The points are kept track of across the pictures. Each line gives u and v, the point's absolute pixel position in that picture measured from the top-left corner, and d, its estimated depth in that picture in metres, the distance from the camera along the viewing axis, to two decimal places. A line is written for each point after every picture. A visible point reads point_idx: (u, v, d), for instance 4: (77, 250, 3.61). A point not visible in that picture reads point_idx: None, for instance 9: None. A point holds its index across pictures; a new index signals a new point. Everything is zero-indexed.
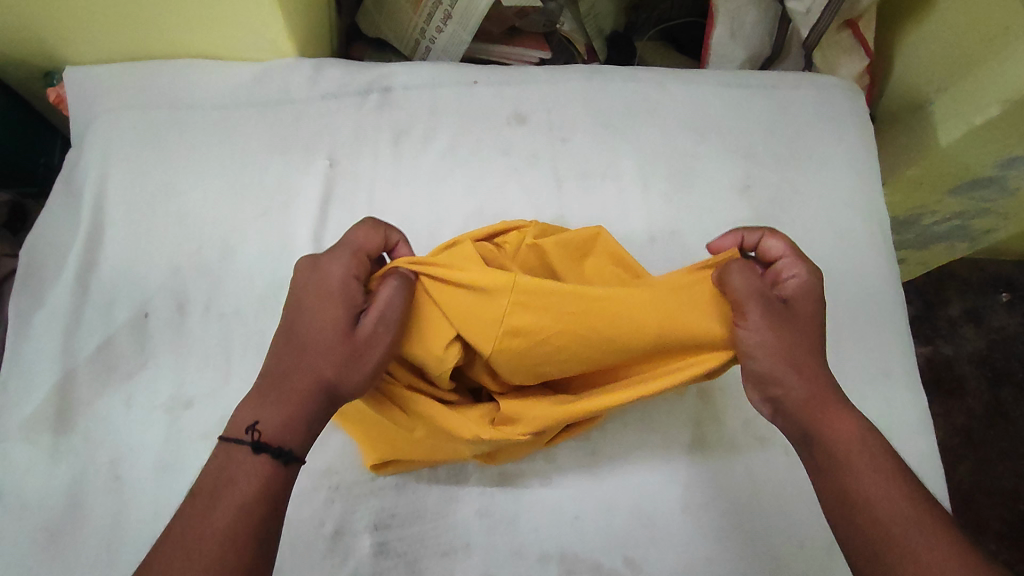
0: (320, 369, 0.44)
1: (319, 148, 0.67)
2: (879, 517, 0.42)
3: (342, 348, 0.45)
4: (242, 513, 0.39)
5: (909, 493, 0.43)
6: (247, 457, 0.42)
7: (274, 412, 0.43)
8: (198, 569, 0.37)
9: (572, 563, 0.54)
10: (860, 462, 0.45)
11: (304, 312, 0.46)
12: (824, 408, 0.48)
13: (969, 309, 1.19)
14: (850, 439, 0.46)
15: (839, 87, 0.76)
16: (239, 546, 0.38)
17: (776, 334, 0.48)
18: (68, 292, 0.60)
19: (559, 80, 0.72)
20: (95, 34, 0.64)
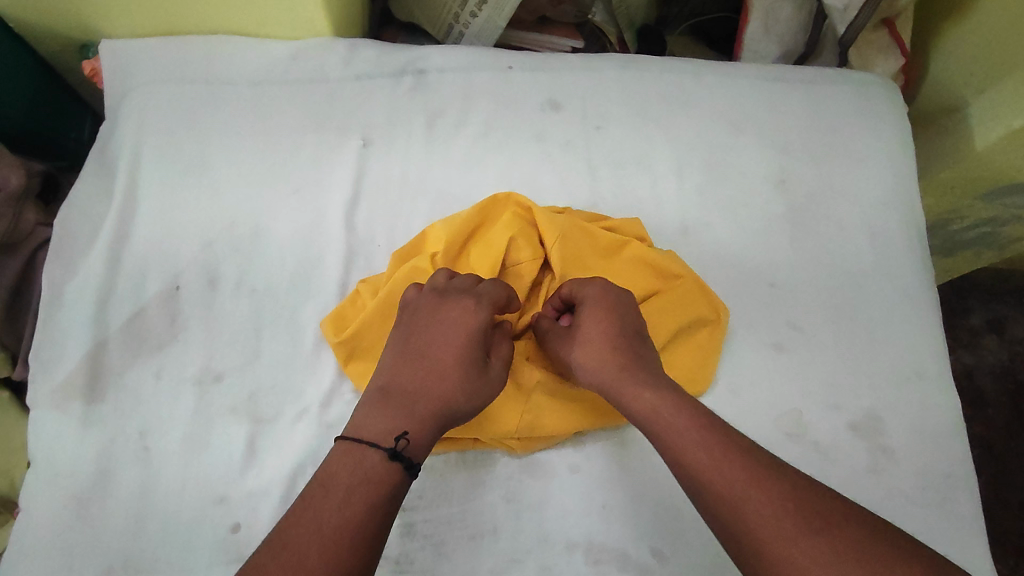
0: (452, 396, 0.48)
1: (353, 127, 0.67)
2: (709, 485, 0.43)
3: (474, 380, 0.49)
4: (373, 508, 0.42)
5: (724, 445, 0.44)
6: (381, 460, 0.44)
7: (412, 425, 0.47)
8: (328, 552, 0.39)
9: (598, 552, 0.53)
10: (674, 433, 0.46)
11: (440, 340, 0.50)
12: (632, 392, 0.49)
13: (992, 319, 1.18)
14: (663, 414, 0.47)
15: (877, 84, 0.75)
16: (365, 546, 0.41)
17: (580, 351, 0.52)
18: (101, 263, 0.60)
19: (594, 68, 0.72)
20: (133, 8, 0.64)
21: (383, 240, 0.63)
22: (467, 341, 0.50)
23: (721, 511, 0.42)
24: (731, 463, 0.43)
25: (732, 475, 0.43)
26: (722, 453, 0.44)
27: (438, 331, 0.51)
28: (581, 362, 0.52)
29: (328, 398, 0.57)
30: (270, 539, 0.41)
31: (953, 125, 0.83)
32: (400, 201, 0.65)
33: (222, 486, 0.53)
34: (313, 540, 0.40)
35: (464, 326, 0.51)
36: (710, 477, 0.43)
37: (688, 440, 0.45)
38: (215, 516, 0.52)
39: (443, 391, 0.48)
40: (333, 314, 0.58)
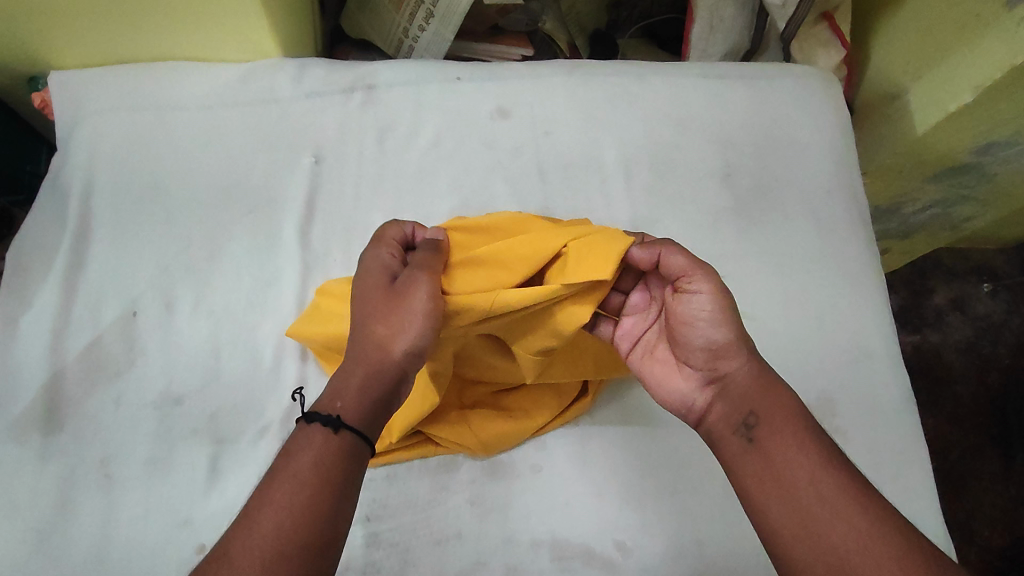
0: (372, 331, 0.47)
1: (305, 145, 0.68)
2: (817, 490, 0.43)
3: (387, 304, 0.48)
4: (297, 484, 0.41)
5: (844, 466, 0.44)
6: (305, 430, 0.44)
7: (330, 384, 0.47)
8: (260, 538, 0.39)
9: (563, 548, 0.54)
10: (801, 436, 0.45)
11: (356, 287, 0.51)
12: (769, 385, 0.48)
13: (954, 297, 1.21)
14: (807, 426, 0.46)
15: (816, 76, 0.77)
16: (306, 517, 0.40)
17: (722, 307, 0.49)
18: (55, 293, 0.60)
19: (541, 75, 0.74)
20: (79, 39, 0.64)
21: (339, 255, 0.64)
22: (377, 277, 0.50)
23: (816, 514, 0.42)
24: (850, 485, 0.43)
25: (850, 495, 0.42)
26: (842, 471, 0.43)
27: (355, 282, 0.51)
28: (720, 314, 0.48)
29: (288, 413, 0.57)
30: (214, 547, 0.40)
31: (896, 112, 0.83)
32: (354, 215, 0.66)
33: (185, 508, 0.53)
34: (253, 532, 0.39)
35: (370, 266, 0.51)
36: (824, 489, 0.42)
37: (812, 444, 0.45)
38: (179, 538, 0.52)
39: (363, 334, 0.48)
40: (294, 321, 0.59)
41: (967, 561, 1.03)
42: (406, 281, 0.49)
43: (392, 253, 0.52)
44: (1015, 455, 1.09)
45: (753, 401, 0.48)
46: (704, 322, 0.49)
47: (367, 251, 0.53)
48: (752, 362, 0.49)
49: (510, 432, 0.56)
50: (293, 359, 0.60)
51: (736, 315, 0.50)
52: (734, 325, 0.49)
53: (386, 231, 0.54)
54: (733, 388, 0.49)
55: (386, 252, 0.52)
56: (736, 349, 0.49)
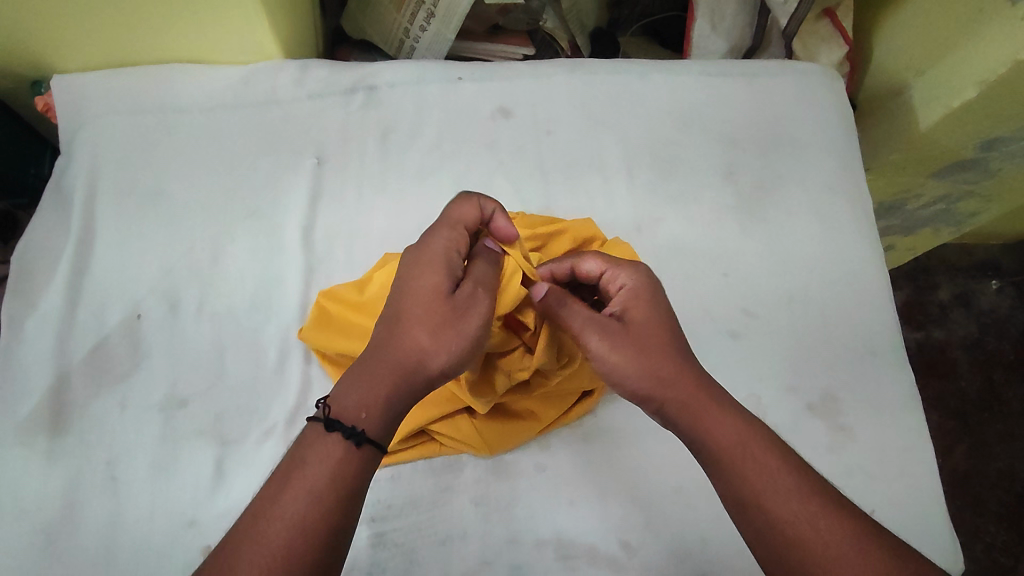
0: (417, 342, 0.46)
1: (307, 146, 0.68)
2: (772, 518, 0.43)
3: (444, 316, 0.47)
4: (313, 502, 0.41)
5: (795, 477, 0.44)
6: (321, 440, 0.43)
7: (355, 386, 0.45)
8: (271, 557, 0.39)
9: (568, 548, 0.54)
10: (749, 462, 0.45)
11: (415, 279, 0.48)
12: (702, 412, 0.47)
13: (958, 294, 1.20)
14: (749, 448, 0.45)
15: (819, 73, 0.77)
16: (316, 534, 0.40)
17: (624, 356, 0.48)
18: (60, 295, 0.60)
19: (542, 75, 0.73)
20: (82, 42, 0.65)
21: (342, 256, 0.64)
22: (439, 277, 0.48)
23: (774, 542, 0.43)
24: (806, 502, 0.43)
25: (806, 512, 0.42)
26: (794, 488, 0.43)
27: (410, 266, 0.49)
28: (625, 364, 0.48)
29: (293, 414, 0.58)
30: (218, 546, 0.40)
31: (899, 108, 0.83)
32: (357, 216, 0.66)
33: (191, 510, 0.54)
34: (260, 542, 0.39)
35: (436, 262, 0.49)
36: (782, 516, 0.43)
37: (757, 469, 0.44)
38: (186, 540, 0.53)
39: (407, 340, 0.46)
40: (307, 323, 0.59)
41: (973, 557, 1.02)
42: (464, 298, 0.47)
43: (459, 246, 0.50)
44: (1020, 451, 1.09)
45: (692, 434, 0.47)
46: (614, 379, 0.49)
47: (433, 235, 0.50)
48: (676, 394, 0.47)
49: (513, 433, 0.56)
50: (298, 362, 0.60)
51: (642, 356, 0.48)
52: (642, 368, 0.48)
53: (460, 224, 0.51)
54: (671, 422, 0.48)
55: (453, 243, 0.50)
56: (653, 389, 0.48)
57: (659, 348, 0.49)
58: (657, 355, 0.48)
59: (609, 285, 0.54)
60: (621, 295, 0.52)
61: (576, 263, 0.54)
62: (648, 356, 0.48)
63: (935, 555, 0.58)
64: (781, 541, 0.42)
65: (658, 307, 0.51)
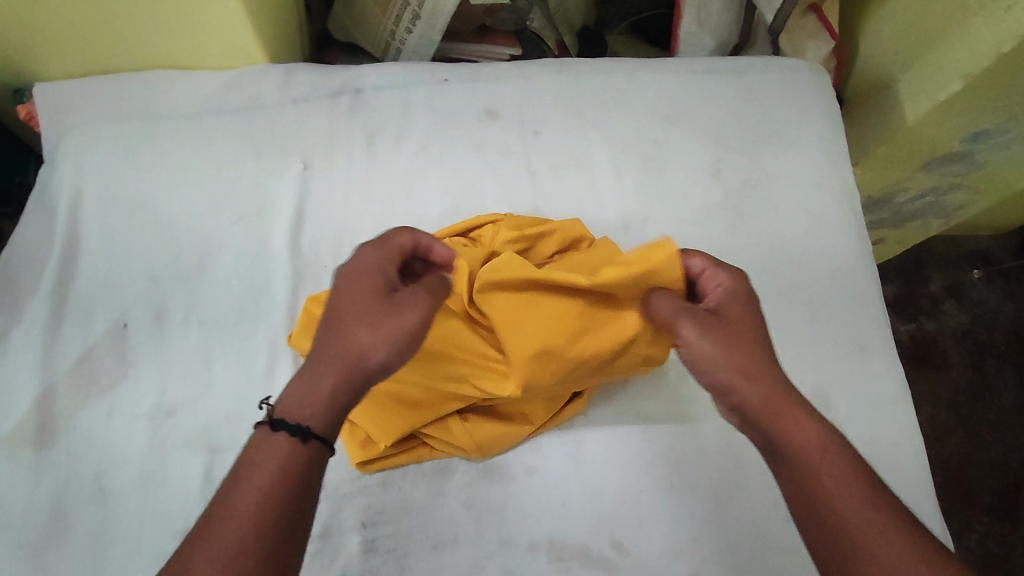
0: (357, 338, 0.45)
1: (293, 151, 0.68)
2: (840, 521, 0.42)
3: (380, 312, 0.46)
4: (263, 497, 0.40)
5: (865, 487, 0.43)
6: (268, 439, 0.42)
7: (299, 382, 0.44)
8: (226, 556, 0.38)
9: (560, 549, 0.54)
10: (828, 466, 0.44)
11: (351, 287, 0.48)
12: (784, 410, 0.46)
13: (949, 285, 1.21)
14: (831, 453, 0.44)
15: (805, 69, 0.77)
16: (266, 529, 0.39)
17: (718, 344, 0.48)
18: (45, 306, 0.60)
19: (529, 75, 0.73)
20: (63, 50, 0.64)
21: (330, 261, 0.64)
22: (372, 281, 0.48)
23: (845, 543, 0.41)
24: (880, 512, 0.42)
25: (879, 521, 0.41)
26: (865, 497, 0.42)
27: (347, 277, 0.49)
28: (722, 353, 0.48)
29: None
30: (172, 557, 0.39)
31: (886, 102, 0.83)
32: (345, 221, 0.66)
33: (181, 519, 0.53)
34: (213, 545, 0.38)
35: (370, 269, 0.49)
36: (849, 520, 0.42)
37: (835, 473, 0.43)
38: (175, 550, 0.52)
39: (346, 337, 0.45)
40: (296, 328, 0.59)
41: (967, 547, 1.03)
42: (401, 296, 0.47)
43: (387, 259, 0.51)
44: (1011, 440, 1.10)
45: (770, 429, 0.46)
46: (711, 371, 0.48)
47: (368, 249, 0.51)
48: (761, 388, 0.47)
49: (504, 434, 0.56)
50: (287, 368, 0.59)
51: (730, 346, 0.48)
52: (735, 362, 0.48)
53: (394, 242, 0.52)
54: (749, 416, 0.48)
55: (381, 257, 0.50)
56: (736, 378, 0.48)
57: (751, 343, 0.48)
58: (748, 351, 0.48)
59: (703, 285, 0.54)
60: (718, 293, 0.52)
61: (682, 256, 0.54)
62: (737, 350, 0.48)
63: None
64: (849, 543, 0.41)
65: (755, 311, 0.51)
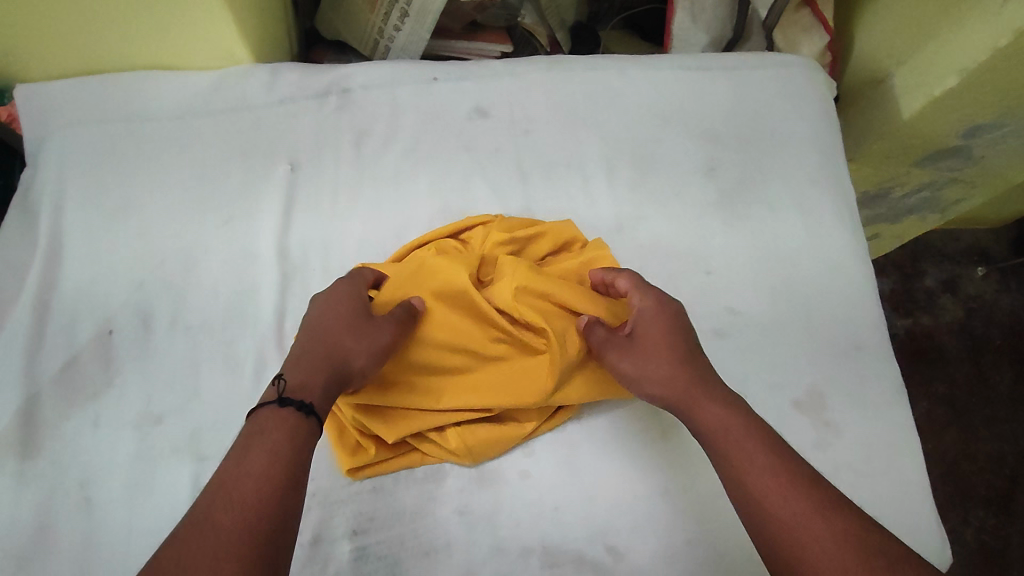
0: (344, 345, 0.50)
1: (281, 153, 0.66)
2: (747, 492, 0.43)
3: (362, 326, 0.52)
4: (274, 457, 0.41)
5: (772, 459, 0.44)
6: (274, 412, 0.44)
7: (292, 372, 0.47)
8: (239, 508, 0.37)
9: (554, 555, 0.54)
10: (732, 444, 0.45)
11: (329, 308, 0.53)
12: (692, 401, 0.49)
13: (945, 279, 1.20)
14: (732, 432, 0.46)
15: (800, 65, 0.76)
16: (278, 484, 0.39)
17: (633, 358, 0.53)
18: (28, 313, 0.59)
19: (520, 72, 0.72)
20: (44, 51, 0.63)
21: (319, 264, 0.63)
22: (351, 303, 0.53)
23: (757, 510, 0.42)
24: (779, 476, 0.43)
25: (779, 483, 0.42)
26: (766, 465, 0.43)
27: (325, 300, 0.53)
28: (636, 366, 0.52)
29: None
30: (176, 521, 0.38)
31: (881, 97, 0.82)
32: (334, 222, 0.65)
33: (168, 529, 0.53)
34: (226, 498, 0.38)
35: (345, 295, 0.54)
36: (774, 508, 0.42)
37: (740, 447, 0.45)
38: None
39: (337, 343, 0.50)
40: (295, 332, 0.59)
41: (964, 542, 1.03)
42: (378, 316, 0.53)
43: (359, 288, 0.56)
44: (1007, 434, 1.09)
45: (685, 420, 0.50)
46: (638, 389, 0.53)
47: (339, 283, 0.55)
48: (668, 390, 0.50)
49: (496, 439, 0.55)
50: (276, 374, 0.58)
51: (653, 361, 0.52)
52: (660, 374, 0.51)
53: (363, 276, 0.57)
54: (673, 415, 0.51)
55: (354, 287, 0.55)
56: (649, 387, 0.52)
57: (664, 350, 0.52)
58: (660, 359, 0.52)
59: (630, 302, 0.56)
60: (638, 309, 0.55)
61: (615, 279, 0.57)
62: (650, 360, 0.52)
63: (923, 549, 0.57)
64: (755, 510, 0.42)
65: (672, 321, 0.54)
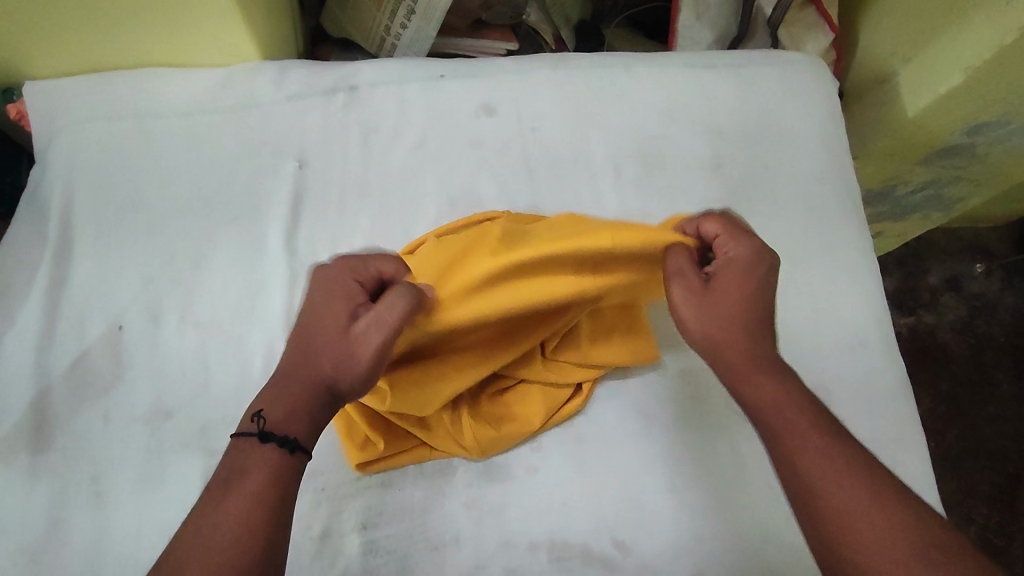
0: (324, 369, 0.46)
1: (288, 150, 0.67)
2: (803, 471, 0.43)
3: (340, 348, 0.46)
4: (253, 502, 0.40)
5: (829, 442, 0.43)
6: (256, 449, 0.43)
7: (272, 402, 0.45)
8: (217, 560, 0.37)
9: (561, 550, 0.54)
10: (788, 424, 0.45)
11: (318, 314, 0.48)
12: (747, 375, 0.48)
13: (948, 277, 1.20)
14: (786, 413, 0.46)
15: (806, 63, 0.76)
16: (256, 532, 0.39)
17: (704, 309, 0.50)
18: (38, 309, 0.59)
19: (526, 70, 0.72)
20: (54, 48, 0.63)
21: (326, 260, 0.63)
22: (336, 308, 0.47)
23: (812, 490, 0.42)
24: (837, 461, 0.42)
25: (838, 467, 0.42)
26: (824, 448, 0.43)
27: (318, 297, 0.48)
28: (705, 312, 0.50)
29: None
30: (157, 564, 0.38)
31: (887, 95, 0.82)
32: (341, 219, 0.65)
33: (178, 523, 0.53)
34: (203, 548, 0.38)
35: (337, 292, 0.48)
36: (830, 493, 0.41)
37: (798, 429, 0.44)
38: None
39: (315, 364, 0.46)
40: None
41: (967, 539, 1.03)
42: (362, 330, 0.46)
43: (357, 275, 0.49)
44: (1010, 432, 1.10)
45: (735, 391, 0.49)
46: (691, 327, 0.51)
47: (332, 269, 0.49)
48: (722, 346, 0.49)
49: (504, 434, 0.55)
50: None
51: (723, 315, 0.49)
52: (722, 330, 0.49)
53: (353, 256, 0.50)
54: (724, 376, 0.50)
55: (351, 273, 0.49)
56: (712, 332, 0.50)
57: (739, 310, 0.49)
58: (732, 313, 0.49)
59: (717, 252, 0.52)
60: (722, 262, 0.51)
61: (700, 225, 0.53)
62: (721, 315, 0.49)
63: None
64: (807, 489, 0.42)
65: (750, 284, 0.50)
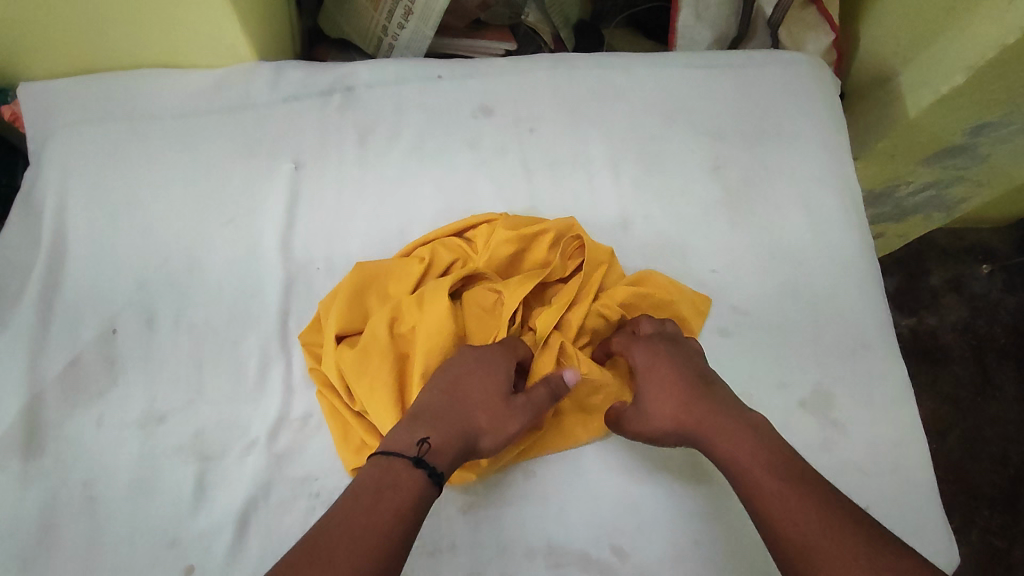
0: (477, 421, 0.51)
1: (284, 151, 0.66)
2: (763, 516, 0.46)
3: (501, 413, 0.52)
4: (399, 516, 0.43)
5: (781, 480, 0.46)
6: (408, 470, 0.46)
7: (437, 433, 0.49)
8: (358, 557, 0.40)
9: (559, 556, 0.53)
10: (748, 471, 0.48)
11: (476, 376, 0.53)
12: (707, 431, 0.51)
13: (950, 278, 1.20)
14: (742, 459, 0.49)
15: (806, 63, 0.76)
16: (394, 546, 0.42)
17: (642, 403, 0.55)
18: (31, 312, 0.59)
19: (524, 70, 0.72)
20: (46, 50, 0.63)
21: (322, 263, 0.63)
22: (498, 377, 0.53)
23: (773, 530, 0.45)
24: (794, 497, 0.45)
25: (792, 506, 0.44)
26: (777, 488, 0.46)
27: (471, 362, 0.54)
28: (645, 400, 0.55)
29: (275, 427, 0.56)
30: (309, 538, 0.42)
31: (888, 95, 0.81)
32: (337, 221, 0.64)
33: (172, 528, 0.52)
34: (353, 543, 0.41)
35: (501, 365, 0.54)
36: (787, 532, 0.44)
37: (751, 474, 0.47)
38: (167, 560, 0.51)
39: (469, 415, 0.51)
40: (308, 329, 0.59)
41: (969, 542, 1.02)
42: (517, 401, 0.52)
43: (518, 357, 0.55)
44: (1012, 434, 1.09)
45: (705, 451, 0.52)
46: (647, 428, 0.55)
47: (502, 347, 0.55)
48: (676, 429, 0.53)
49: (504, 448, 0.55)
50: (279, 374, 0.58)
51: (657, 404, 0.54)
52: (664, 412, 0.54)
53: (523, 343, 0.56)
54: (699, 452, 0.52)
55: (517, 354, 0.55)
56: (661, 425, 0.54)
57: (673, 389, 0.54)
58: (671, 396, 0.54)
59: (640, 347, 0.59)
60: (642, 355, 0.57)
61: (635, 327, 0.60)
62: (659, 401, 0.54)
63: (928, 549, 0.57)
64: (767, 533, 0.45)
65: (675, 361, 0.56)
